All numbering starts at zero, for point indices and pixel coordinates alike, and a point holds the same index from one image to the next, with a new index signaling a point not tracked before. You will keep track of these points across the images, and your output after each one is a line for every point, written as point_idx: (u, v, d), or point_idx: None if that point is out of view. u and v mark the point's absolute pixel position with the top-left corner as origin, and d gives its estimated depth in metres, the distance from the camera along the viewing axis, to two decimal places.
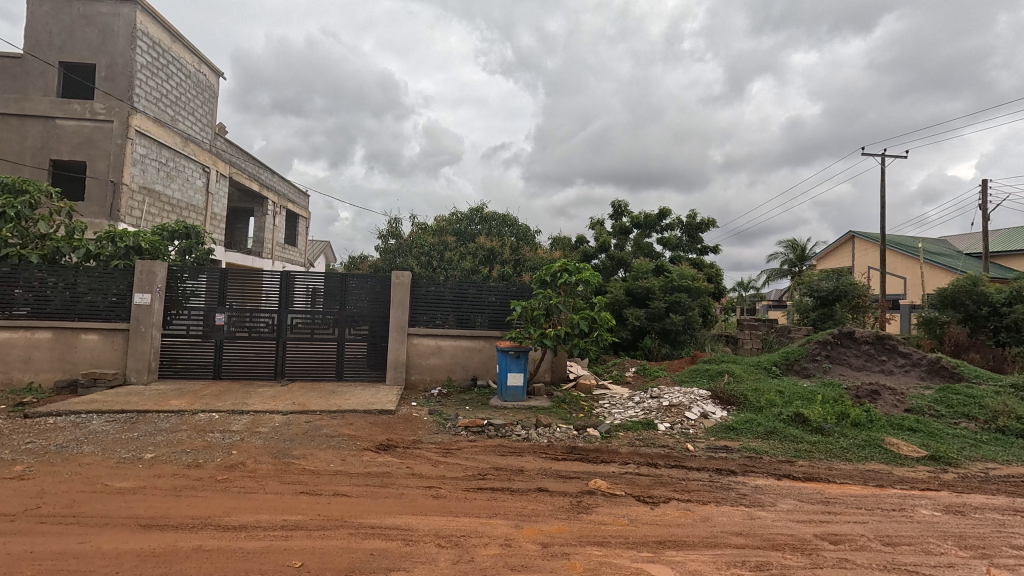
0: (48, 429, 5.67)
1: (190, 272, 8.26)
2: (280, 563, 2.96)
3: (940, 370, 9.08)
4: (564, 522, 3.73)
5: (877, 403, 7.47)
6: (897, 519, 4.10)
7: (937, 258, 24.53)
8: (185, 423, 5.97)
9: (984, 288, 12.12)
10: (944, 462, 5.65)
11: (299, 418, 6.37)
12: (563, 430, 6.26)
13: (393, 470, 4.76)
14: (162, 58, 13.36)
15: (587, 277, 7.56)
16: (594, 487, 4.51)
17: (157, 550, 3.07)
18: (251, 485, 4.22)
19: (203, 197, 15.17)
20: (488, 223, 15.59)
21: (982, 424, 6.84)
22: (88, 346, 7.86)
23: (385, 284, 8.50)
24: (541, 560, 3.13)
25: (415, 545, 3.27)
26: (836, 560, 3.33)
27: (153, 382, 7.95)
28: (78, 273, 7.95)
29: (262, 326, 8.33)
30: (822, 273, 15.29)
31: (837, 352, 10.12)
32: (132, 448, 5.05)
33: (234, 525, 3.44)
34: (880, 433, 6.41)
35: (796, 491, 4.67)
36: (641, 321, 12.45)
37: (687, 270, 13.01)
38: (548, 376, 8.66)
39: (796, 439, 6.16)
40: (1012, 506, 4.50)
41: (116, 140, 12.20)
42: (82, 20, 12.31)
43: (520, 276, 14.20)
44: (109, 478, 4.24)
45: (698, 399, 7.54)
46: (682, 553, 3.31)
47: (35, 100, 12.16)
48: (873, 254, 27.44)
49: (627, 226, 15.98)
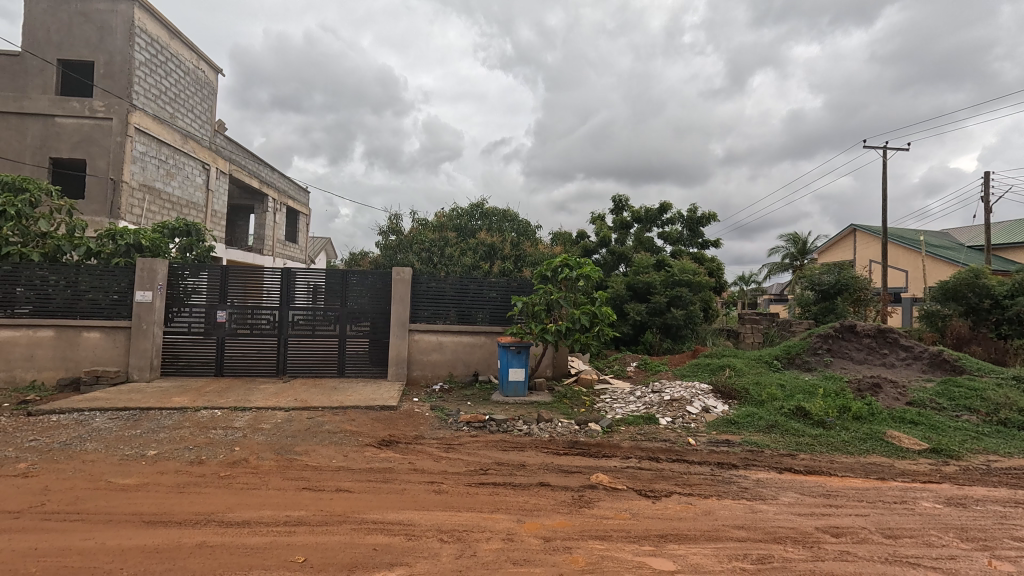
0: (52, 426, 5.70)
1: (191, 269, 8.26)
2: (284, 559, 2.97)
3: (942, 363, 9.09)
4: (565, 517, 3.74)
5: (879, 396, 7.46)
6: (899, 511, 4.10)
7: (938, 251, 24.49)
8: (188, 420, 5.99)
9: (986, 280, 12.07)
10: (945, 455, 5.65)
11: (301, 414, 6.39)
12: (564, 425, 6.27)
13: (395, 466, 4.77)
14: (161, 55, 13.32)
15: (588, 272, 7.56)
16: (595, 481, 4.53)
17: (161, 546, 3.08)
18: (254, 480, 4.24)
19: (203, 194, 15.15)
20: (489, 219, 15.61)
21: (984, 417, 6.82)
22: (90, 344, 7.86)
23: (385, 281, 8.50)
24: (543, 554, 3.13)
25: (417, 540, 3.28)
26: (837, 553, 3.33)
27: (155, 379, 7.97)
28: (79, 271, 7.95)
29: (263, 323, 8.34)
30: (823, 266, 15.25)
31: (838, 346, 10.12)
32: (135, 445, 5.07)
33: (236, 521, 3.45)
34: (881, 426, 6.41)
35: (798, 485, 4.67)
36: (643, 315, 12.45)
37: (687, 264, 13.03)
38: (549, 372, 8.61)
39: (797, 432, 6.16)
40: (1013, 499, 4.50)
41: (115, 137, 12.17)
42: (80, 17, 12.27)
43: (521, 272, 14.19)
44: (113, 475, 4.26)
45: (700, 393, 7.55)
46: (684, 547, 3.32)
47: (34, 98, 12.13)
48: (874, 247, 27.39)
49: (627, 221, 15.96)
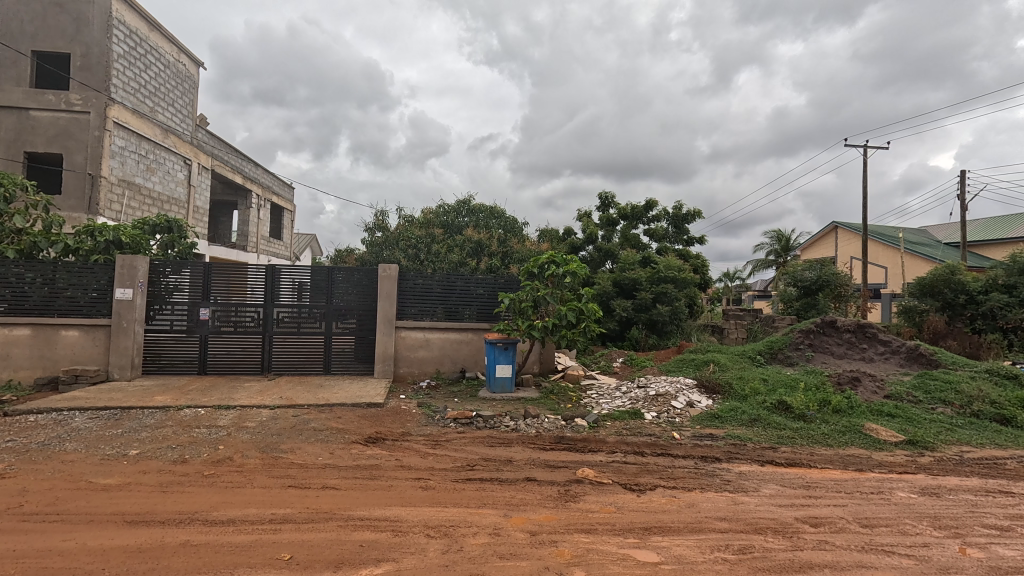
0: (30, 426, 5.60)
1: (173, 266, 8.13)
2: (269, 557, 2.97)
3: (918, 357, 9.30)
4: (552, 511, 3.79)
5: (858, 390, 7.65)
6: (875, 502, 4.22)
7: (917, 248, 25.12)
8: (170, 419, 5.92)
9: (961, 277, 12.43)
10: (921, 446, 5.83)
11: (287, 412, 6.34)
12: (551, 421, 6.31)
13: (381, 463, 4.76)
14: (140, 48, 13.03)
15: (574, 269, 7.60)
16: (581, 475, 4.59)
17: (144, 546, 3.05)
18: (239, 478, 4.22)
19: (184, 189, 14.86)
20: (477, 215, 15.47)
21: (958, 409, 7.02)
22: (68, 342, 7.70)
23: (371, 277, 8.46)
24: (529, 548, 3.18)
25: (405, 536, 3.30)
26: (815, 542, 3.42)
27: (137, 378, 7.85)
28: (57, 268, 7.76)
29: (248, 320, 8.26)
30: (805, 263, 15.49)
31: (819, 340, 10.34)
32: (116, 444, 5.00)
33: (221, 519, 3.43)
34: (860, 418, 6.59)
35: (779, 477, 4.79)
36: (629, 312, 12.56)
37: (673, 260, 13.11)
38: (536, 367, 8.67)
39: (779, 426, 6.29)
40: (985, 488, 4.66)
41: (93, 131, 11.87)
42: (55, 8, 11.96)
43: (509, 267, 14.36)
44: (94, 476, 4.19)
45: (685, 388, 7.64)
46: (668, 539, 3.38)
47: (7, 90, 11.78)
48: (856, 245, 28.02)
49: (614, 218, 16.07)
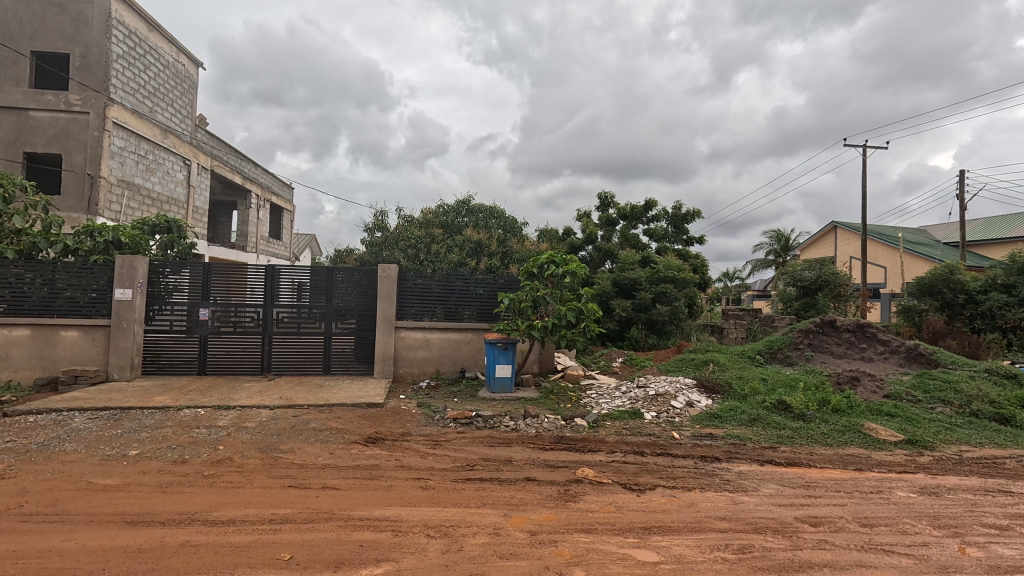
0: (30, 426, 5.60)
1: (173, 267, 8.13)
2: (269, 557, 2.97)
3: (918, 356, 9.31)
4: (551, 510, 3.79)
5: (858, 389, 7.65)
6: (874, 501, 4.23)
7: (916, 247, 25.12)
8: (170, 419, 5.92)
9: (960, 276, 12.43)
10: (920, 445, 5.83)
11: (286, 412, 6.34)
12: (551, 421, 6.31)
13: (381, 463, 4.76)
14: (139, 48, 13.01)
15: (574, 269, 7.60)
16: (581, 475, 4.59)
17: (144, 546, 3.05)
18: (239, 479, 4.22)
19: (183, 189, 14.85)
20: (476, 215, 15.47)
21: (957, 409, 7.03)
22: (68, 342, 7.69)
23: (371, 277, 8.46)
24: (529, 547, 3.18)
25: (404, 536, 3.30)
26: (815, 542, 3.43)
27: (137, 378, 7.86)
28: (56, 269, 7.75)
29: (247, 320, 8.26)
30: (805, 262, 15.49)
31: (819, 340, 10.34)
32: (116, 444, 5.00)
33: (220, 519, 3.43)
34: (860, 418, 6.59)
35: (778, 476, 4.79)
36: (628, 312, 12.56)
37: (673, 260, 13.12)
38: (536, 367, 8.68)
39: (778, 425, 6.30)
40: (984, 487, 4.67)
41: (92, 131, 11.86)
42: (55, 8, 11.96)
43: (508, 267, 14.38)
44: (94, 476, 4.19)
45: (684, 388, 7.65)
46: (668, 539, 3.39)
47: (6, 91, 11.77)
48: (855, 245, 28.03)
49: (614, 218, 16.07)
